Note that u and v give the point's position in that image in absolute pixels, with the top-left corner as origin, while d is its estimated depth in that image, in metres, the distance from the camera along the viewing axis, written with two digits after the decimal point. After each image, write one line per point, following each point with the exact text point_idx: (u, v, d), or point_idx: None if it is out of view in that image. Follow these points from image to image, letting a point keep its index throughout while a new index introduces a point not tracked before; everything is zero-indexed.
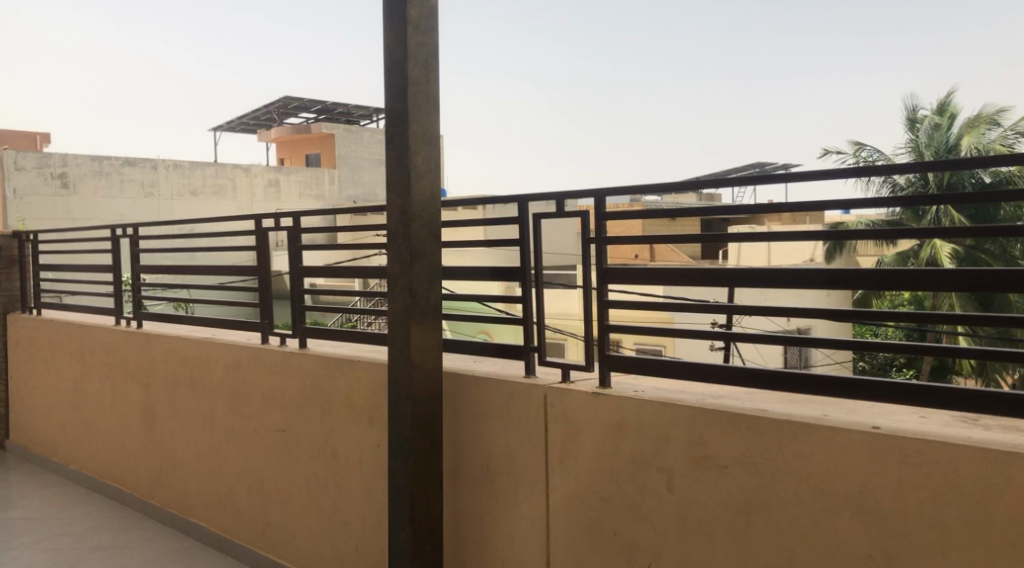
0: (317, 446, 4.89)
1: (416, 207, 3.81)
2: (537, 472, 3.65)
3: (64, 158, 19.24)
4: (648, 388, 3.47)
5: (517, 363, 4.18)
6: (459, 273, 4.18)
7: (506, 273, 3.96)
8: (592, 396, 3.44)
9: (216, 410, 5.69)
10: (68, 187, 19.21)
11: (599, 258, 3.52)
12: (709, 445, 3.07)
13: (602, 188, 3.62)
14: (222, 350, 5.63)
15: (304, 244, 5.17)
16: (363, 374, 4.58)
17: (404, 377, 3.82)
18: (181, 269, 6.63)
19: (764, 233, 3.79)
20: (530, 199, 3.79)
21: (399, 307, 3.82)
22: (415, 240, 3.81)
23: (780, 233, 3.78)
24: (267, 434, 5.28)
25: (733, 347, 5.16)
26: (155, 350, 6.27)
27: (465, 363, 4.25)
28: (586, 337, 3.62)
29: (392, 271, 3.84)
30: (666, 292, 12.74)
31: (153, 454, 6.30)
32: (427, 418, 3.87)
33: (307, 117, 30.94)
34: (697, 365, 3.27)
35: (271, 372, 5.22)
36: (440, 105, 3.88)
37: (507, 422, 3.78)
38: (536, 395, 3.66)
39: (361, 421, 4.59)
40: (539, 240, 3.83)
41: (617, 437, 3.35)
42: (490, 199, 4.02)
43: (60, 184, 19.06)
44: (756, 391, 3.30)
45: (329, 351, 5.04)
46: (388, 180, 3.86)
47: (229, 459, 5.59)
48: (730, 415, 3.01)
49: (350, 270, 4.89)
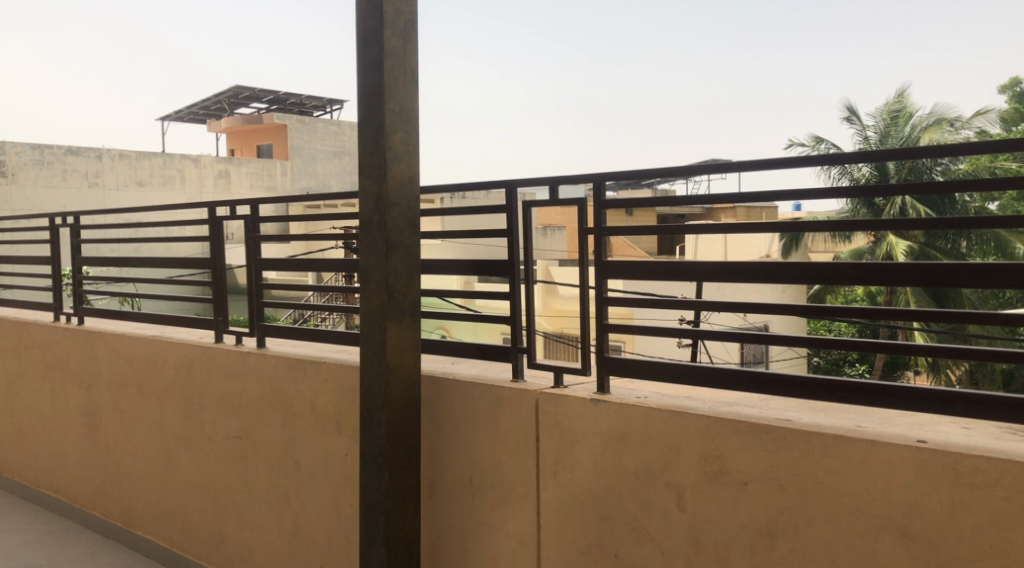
0: (277, 454, 4.49)
1: (392, 194, 3.44)
2: (527, 486, 3.30)
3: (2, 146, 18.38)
4: (651, 394, 3.14)
5: (500, 365, 3.83)
6: (435, 266, 3.82)
7: (492, 265, 3.61)
8: (591, 402, 3.10)
9: (166, 415, 5.24)
10: (6, 176, 18.35)
11: (596, 251, 3.18)
12: (727, 458, 2.75)
13: (596, 174, 3.27)
14: (173, 350, 5.19)
15: (262, 234, 4.75)
16: (331, 377, 4.18)
17: (378, 380, 3.45)
18: (127, 261, 6.13)
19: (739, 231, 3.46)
20: (518, 183, 3.44)
21: (373, 304, 3.45)
22: (392, 230, 3.44)
23: (759, 230, 3.45)
24: (221, 441, 4.86)
25: (701, 345, 4.73)
26: (98, 350, 5.81)
27: (443, 365, 3.89)
28: (581, 337, 3.26)
29: (366, 265, 3.47)
30: (629, 288, 12.52)
31: (97, 461, 5.82)
32: (404, 426, 3.51)
33: (258, 108, 30.19)
34: (710, 370, 2.95)
35: (227, 374, 4.79)
36: (418, 82, 3.52)
37: (492, 430, 3.43)
38: (528, 401, 3.30)
39: (328, 428, 4.20)
40: (529, 231, 3.47)
41: (619, 448, 3.02)
42: (472, 185, 3.66)
43: None
44: (771, 398, 2.99)
45: (289, 351, 4.64)
46: (361, 163, 3.49)
47: (181, 469, 5.16)
48: (751, 426, 2.70)
49: (312, 262, 4.48)
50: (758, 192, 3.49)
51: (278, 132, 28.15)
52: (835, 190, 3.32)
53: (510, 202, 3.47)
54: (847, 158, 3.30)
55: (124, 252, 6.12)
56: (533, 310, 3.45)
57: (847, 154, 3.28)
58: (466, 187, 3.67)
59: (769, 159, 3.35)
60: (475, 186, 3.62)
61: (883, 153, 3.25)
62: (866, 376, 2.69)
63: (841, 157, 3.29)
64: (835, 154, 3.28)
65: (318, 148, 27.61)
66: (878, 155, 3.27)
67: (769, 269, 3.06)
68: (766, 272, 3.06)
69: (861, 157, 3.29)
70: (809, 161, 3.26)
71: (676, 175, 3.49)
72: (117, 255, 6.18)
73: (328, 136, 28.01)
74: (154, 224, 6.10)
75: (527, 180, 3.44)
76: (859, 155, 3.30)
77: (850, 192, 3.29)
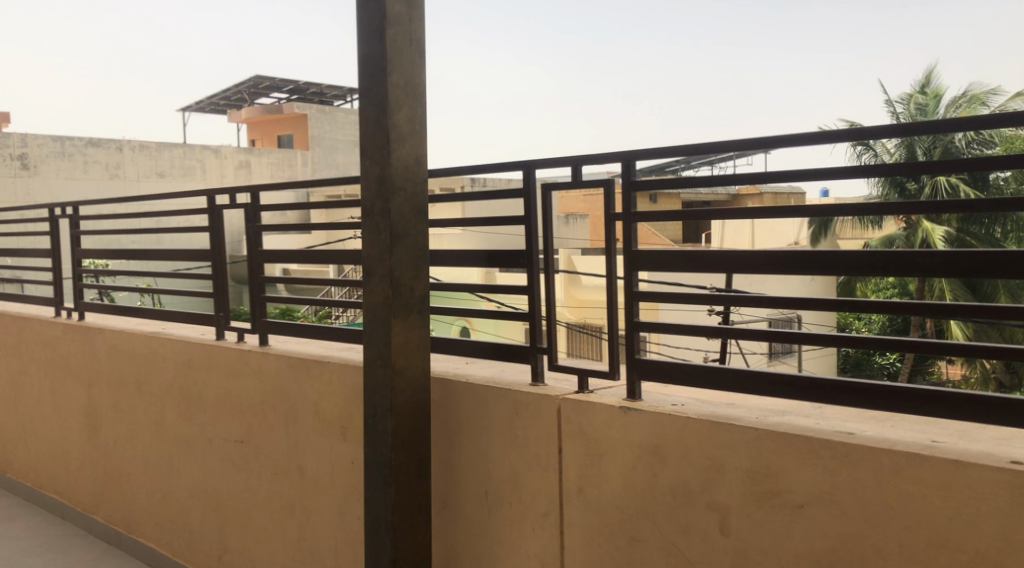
0: (281, 461, 4.17)
1: (397, 177, 3.10)
2: (548, 502, 2.96)
3: (24, 138, 18.15)
4: (689, 402, 2.78)
5: (518, 366, 3.49)
6: (447, 256, 3.48)
7: (508, 254, 3.26)
8: (621, 411, 2.75)
9: (167, 415, 4.95)
10: (28, 168, 18.16)
11: (626, 240, 2.82)
12: (779, 477, 2.39)
13: (624, 152, 2.91)
14: (172, 347, 4.89)
15: (263, 224, 4.42)
16: (335, 379, 3.86)
17: (382, 383, 3.11)
18: (127, 254, 5.85)
19: (783, 214, 3.08)
20: (537, 165, 3.09)
21: (377, 301, 3.12)
22: (397, 216, 3.10)
23: (805, 212, 3.07)
24: (223, 444, 4.55)
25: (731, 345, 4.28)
26: (98, 347, 5.52)
27: (456, 366, 3.55)
28: (608, 337, 2.90)
29: (369, 255, 3.14)
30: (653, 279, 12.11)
31: (98, 465, 5.54)
32: (413, 434, 3.17)
33: (279, 98, 29.94)
34: (759, 376, 2.59)
35: (227, 374, 4.48)
36: (425, 52, 3.16)
37: (509, 439, 3.09)
38: (550, 407, 2.95)
39: (333, 434, 3.87)
40: (549, 217, 3.12)
41: (652, 463, 2.66)
42: (486, 168, 3.30)
43: (20, 165, 18.00)
44: (826, 407, 2.63)
45: (294, 349, 4.32)
46: (362, 143, 3.15)
47: (181, 473, 4.86)
48: (807, 441, 2.33)
49: (316, 253, 4.15)
50: (781, 172, 3.09)
51: (298, 122, 27.94)
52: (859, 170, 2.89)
53: (528, 184, 3.12)
54: (875, 133, 2.86)
55: (124, 245, 5.83)
56: (555, 306, 3.10)
57: (872, 128, 2.84)
58: (480, 168, 3.33)
59: (790, 135, 2.93)
60: (490, 168, 3.28)
61: (910, 126, 2.78)
62: (942, 386, 2.31)
63: (866, 130, 2.86)
64: (858, 128, 2.84)
65: (338, 138, 27.43)
66: (905, 129, 2.82)
67: (812, 262, 2.67)
68: (811, 264, 2.67)
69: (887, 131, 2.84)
70: (836, 137, 2.84)
71: (706, 154, 3.11)
72: (118, 246, 5.91)
73: (349, 126, 27.73)
74: (156, 215, 5.80)
75: (545, 160, 3.09)
76: (885, 129, 2.84)
77: (882, 171, 2.86)
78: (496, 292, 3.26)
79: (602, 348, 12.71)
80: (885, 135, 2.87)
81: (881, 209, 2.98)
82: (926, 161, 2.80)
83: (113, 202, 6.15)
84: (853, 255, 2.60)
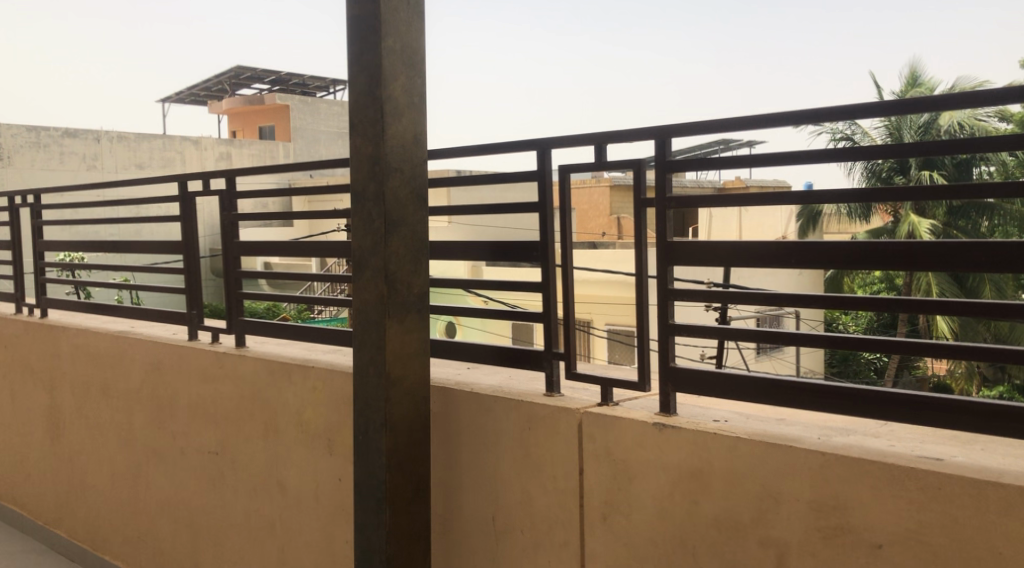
0: (260, 476, 3.76)
1: (392, 159, 2.70)
2: (568, 530, 2.57)
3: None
4: (733, 417, 2.40)
5: (527, 373, 3.09)
6: (452, 246, 3.09)
7: (521, 246, 2.87)
8: (656, 427, 2.36)
9: (134, 421, 4.53)
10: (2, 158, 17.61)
11: (661, 228, 2.42)
12: (850, 510, 2.01)
13: (657, 129, 2.51)
14: (140, 347, 4.47)
15: (239, 212, 3.99)
16: (320, 387, 3.45)
17: (374, 392, 2.72)
18: (93, 245, 5.41)
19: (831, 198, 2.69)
20: (554, 143, 2.69)
21: (371, 299, 2.73)
22: (392, 202, 2.70)
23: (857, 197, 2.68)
24: (196, 455, 4.13)
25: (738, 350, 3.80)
26: (61, 347, 5.08)
27: (456, 372, 3.15)
28: (638, 342, 2.51)
29: (361, 246, 2.74)
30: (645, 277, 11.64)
31: (61, 474, 5.11)
32: (412, 452, 2.77)
33: (261, 89, 29.40)
34: (822, 391, 2.20)
35: (200, 378, 4.07)
36: (424, 16, 2.76)
37: (521, 456, 2.70)
38: (570, 423, 2.57)
39: (319, 447, 3.46)
40: (567, 205, 2.72)
41: (693, 490, 2.28)
42: (492, 148, 2.91)
43: None
44: (894, 426, 2.26)
45: (275, 351, 3.91)
46: (352, 118, 2.75)
47: (151, 486, 4.44)
48: (886, 470, 1.96)
49: (298, 247, 3.72)
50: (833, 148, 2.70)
51: (279, 113, 27.31)
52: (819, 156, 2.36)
53: (542, 166, 2.73)
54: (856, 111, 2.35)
55: (88, 235, 5.39)
56: (568, 307, 2.70)
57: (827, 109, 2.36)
58: (484, 148, 2.93)
59: (761, 116, 2.40)
60: (497, 148, 2.88)
61: (895, 103, 2.29)
62: None
63: (843, 111, 2.37)
64: (829, 108, 2.35)
65: (321, 130, 26.91)
66: (893, 107, 2.31)
67: (878, 257, 2.25)
68: (868, 259, 2.26)
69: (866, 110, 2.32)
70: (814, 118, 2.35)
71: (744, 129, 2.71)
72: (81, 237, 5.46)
73: (332, 117, 27.19)
74: (122, 203, 5.35)
75: (561, 139, 2.69)
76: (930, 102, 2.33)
77: (864, 154, 2.32)
78: (507, 289, 2.87)
79: (592, 346, 12.32)
80: (871, 116, 2.34)
81: (873, 195, 2.43)
82: (926, 141, 2.26)
83: (78, 189, 5.70)
84: (919, 249, 2.19)
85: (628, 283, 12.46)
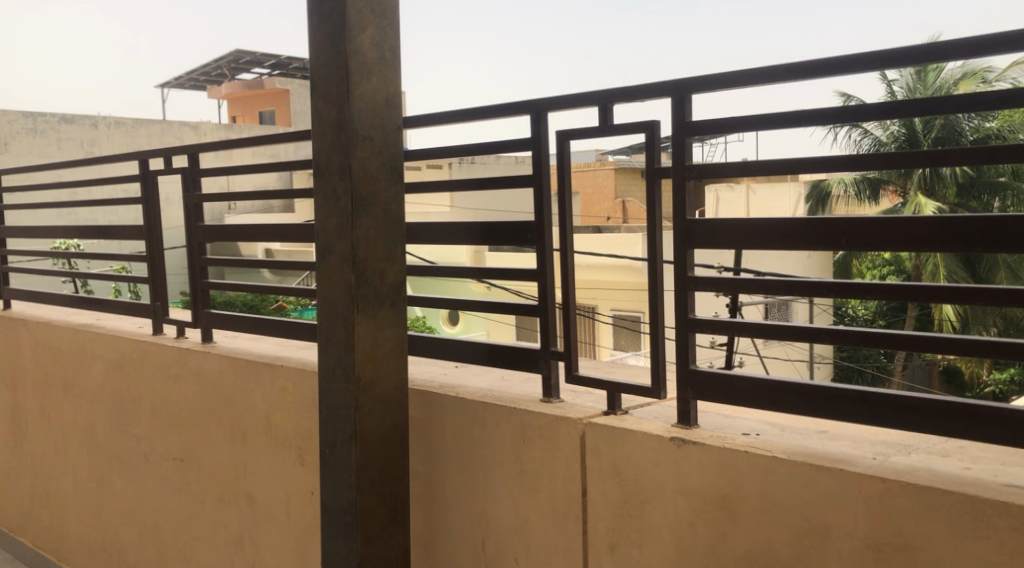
0: (227, 487, 3.38)
1: (361, 126, 2.29)
2: (569, 561, 2.18)
3: None
4: (767, 430, 1.99)
5: (521, 375, 2.69)
6: (436, 226, 2.68)
7: (514, 227, 2.47)
8: (675, 443, 1.96)
9: (97, 423, 4.15)
10: None
11: (679, 201, 2.01)
12: (921, 552, 1.61)
13: (676, 83, 2.09)
14: (101, 342, 4.09)
15: (203, 192, 3.58)
16: (289, 389, 3.07)
17: (341, 397, 2.33)
18: (57, 232, 5.03)
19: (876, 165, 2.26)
20: (551, 106, 2.29)
21: (337, 291, 2.33)
22: (361, 176, 2.29)
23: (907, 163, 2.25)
24: (160, 462, 3.75)
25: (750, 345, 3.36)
26: (22, 342, 4.70)
27: (438, 374, 2.74)
28: (652, 339, 2.10)
29: (328, 227, 2.34)
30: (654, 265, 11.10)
31: (25, 478, 4.74)
32: (387, 467, 2.38)
33: (262, 74, 28.94)
34: (881, 401, 1.78)
35: (163, 378, 3.68)
36: None
37: (514, 472, 2.30)
38: (571, 437, 2.17)
39: (288, 455, 3.08)
40: (566, 178, 2.31)
41: (722, 519, 1.88)
42: (480, 113, 2.50)
43: None
44: (964, 445, 1.85)
45: (245, 347, 3.51)
46: (314, 79, 2.34)
47: (115, 494, 4.06)
48: (967, 505, 1.56)
49: (268, 230, 3.31)
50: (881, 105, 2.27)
51: (280, 97, 26.88)
52: (821, 117, 1.93)
53: (538, 136, 2.32)
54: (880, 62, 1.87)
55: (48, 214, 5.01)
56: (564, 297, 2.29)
57: (852, 57, 1.87)
58: (472, 113, 2.52)
59: (778, 68, 1.97)
60: (487, 113, 2.47)
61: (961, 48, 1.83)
62: None
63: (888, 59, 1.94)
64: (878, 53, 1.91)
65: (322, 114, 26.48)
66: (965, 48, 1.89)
67: (946, 239, 1.80)
68: (930, 241, 1.81)
69: (902, 59, 1.84)
70: (847, 70, 1.89)
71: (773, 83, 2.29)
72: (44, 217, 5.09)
73: None
74: (84, 186, 4.96)
75: (559, 100, 2.28)
76: None
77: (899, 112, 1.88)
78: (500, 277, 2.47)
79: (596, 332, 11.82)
80: None
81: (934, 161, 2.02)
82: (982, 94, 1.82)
83: (40, 171, 5.33)
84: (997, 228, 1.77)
85: (633, 267, 11.97)
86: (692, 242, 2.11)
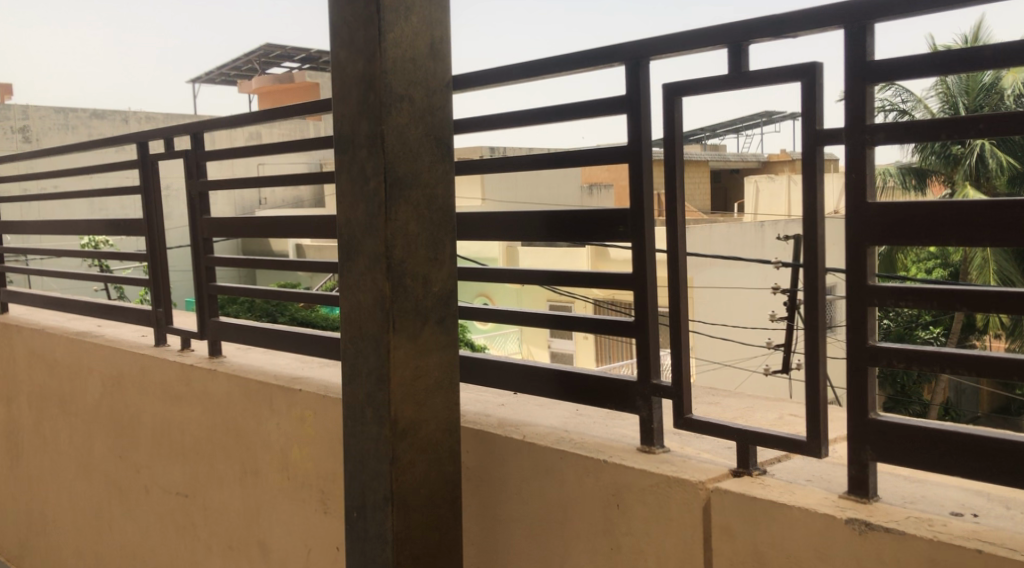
0: (236, 532, 2.82)
1: (397, 79, 1.70)
2: None
3: (24, 109, 15.96)
4: (983, 510, 1.39)
5: (597, 411, 2.10)
6: (493, 218, 2.08)
7: (596, 219, 1.86)
8: (857, 530, 1.36)
9: (95, 446, 3.60)
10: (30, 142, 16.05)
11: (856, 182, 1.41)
12: None
13: (844, 12, 1.46)
14: (98, 355, 3.55)
15: (209, 179, 3.02)
16: (309, 419, 2.50)
17: (374, 444, 1.75)
18: (52, 224, 4.50)
19: None
20: (656, 52, 1.68)
21: (366, 304, 1.75)
22: (397, 147, 1.70)
23: None
24: (162, 497, 3.20)
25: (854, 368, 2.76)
26: (17, 352, 4.18)
27: (491, 408, 2.15)
28: (812, 378, 1.49)
29: (356, 217, 1.76)
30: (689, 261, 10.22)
31: (21, 504, 4.22)
32: (434, 537, 1.79)
33: (291, 68, 28.50)
34: None
35: (165, 399, 3.13)
36: None
37: (605, 548, 1.71)
38: (690, 507, 1.58)
39: (309, 500, 2.51)
40: (678, 149, 1.69)
41: None
42: (552, 64, 1.90)
43: (22, 139, 15.94)
44: None
45: (258, 362, 2.95)
46: (337, 18, 1.76)
47: (114, 529, 3.52)
48: None
49: (282, 225, 2.74)
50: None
51: (310, 91, 26.52)
52: None
53: (636, 91, 1.72)
54: None
55: (39, 197, 4.48)
56: (674, 314, 1.68)
57: None
58: (535, 67, 1.92)
59: None
60: (560, 63, 1.86)
61: None
62: None
63: None
64: None
65: None
66: None
67: None
68: (1019, 232, 1.33)
69: None
70: None
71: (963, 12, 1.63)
72: (34, 199, 4.56)
73: None
74: (77, 175, 4.42)
75: (665, 44, 1.68)
76: None
77: None
78: (581, 285, 1.86)
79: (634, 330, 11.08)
80: None
81: None
82: None
83: (33, 158, 4.80)
84: None
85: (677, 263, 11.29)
86: (872, 236, 1.47)
